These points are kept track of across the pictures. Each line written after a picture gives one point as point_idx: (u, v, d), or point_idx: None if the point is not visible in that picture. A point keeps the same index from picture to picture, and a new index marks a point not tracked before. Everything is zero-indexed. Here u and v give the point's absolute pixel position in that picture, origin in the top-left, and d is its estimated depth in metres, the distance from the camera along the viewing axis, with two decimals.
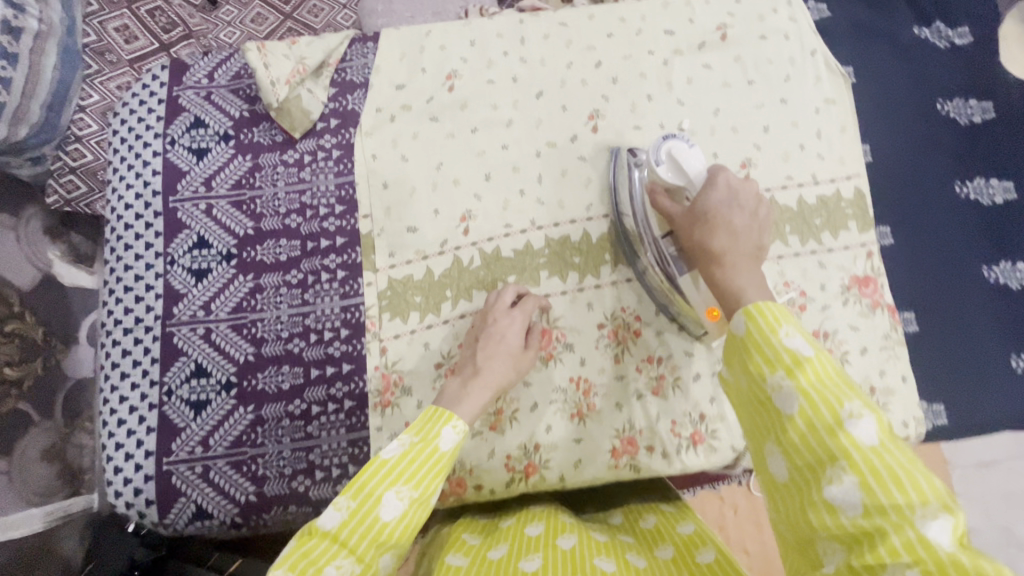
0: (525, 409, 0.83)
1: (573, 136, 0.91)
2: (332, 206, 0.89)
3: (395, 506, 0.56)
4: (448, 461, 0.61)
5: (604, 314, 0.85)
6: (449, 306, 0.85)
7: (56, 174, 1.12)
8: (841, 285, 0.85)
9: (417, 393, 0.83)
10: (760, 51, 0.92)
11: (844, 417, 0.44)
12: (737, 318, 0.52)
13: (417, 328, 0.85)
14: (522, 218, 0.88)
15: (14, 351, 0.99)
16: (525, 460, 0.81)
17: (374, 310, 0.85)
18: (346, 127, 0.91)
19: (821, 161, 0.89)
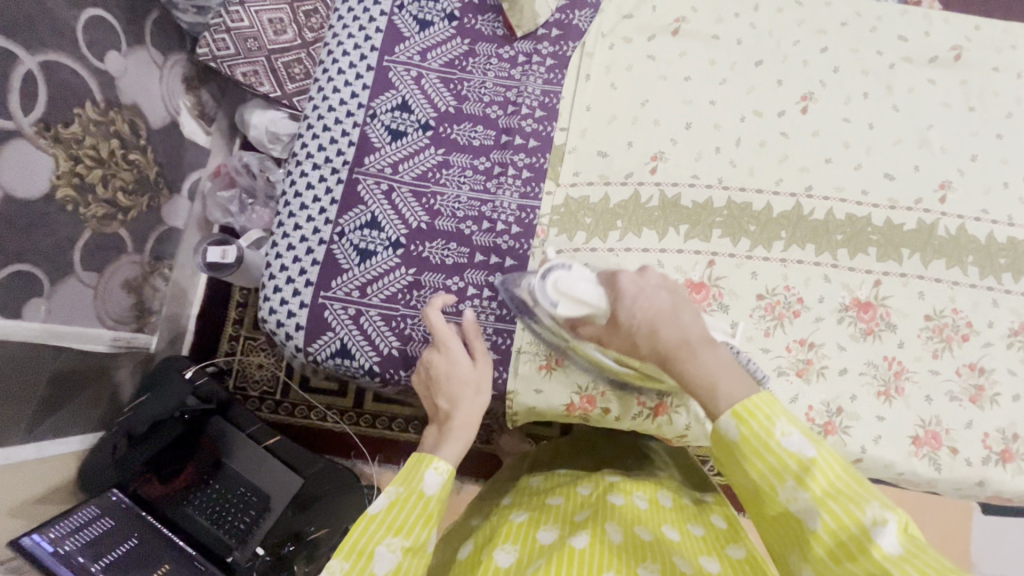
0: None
1: (781, 112, 0.91)
2: (533, 109, 0.90)
3: (388, 559, 0.53)
4: (439, 508, 0.58)
5: (765, 287, 0.85)
6: (616, 236, 0.87)
7: (213, 29, 1.22)
8: (1009, 328, 0.84)
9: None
10: (989, 81, 0.91)
11: (870, 526, 0.45)
12: (726, 421, 0.51)
13: (581, 248, 0.86)
14: (710, 174, 0.89)
15: (131, 179, 1.14)
16: (657, 399, 0.82)
17: (546, 220, 0.87)
18: (566, 40, 0.92)
19: (1020, 205, 0.88)
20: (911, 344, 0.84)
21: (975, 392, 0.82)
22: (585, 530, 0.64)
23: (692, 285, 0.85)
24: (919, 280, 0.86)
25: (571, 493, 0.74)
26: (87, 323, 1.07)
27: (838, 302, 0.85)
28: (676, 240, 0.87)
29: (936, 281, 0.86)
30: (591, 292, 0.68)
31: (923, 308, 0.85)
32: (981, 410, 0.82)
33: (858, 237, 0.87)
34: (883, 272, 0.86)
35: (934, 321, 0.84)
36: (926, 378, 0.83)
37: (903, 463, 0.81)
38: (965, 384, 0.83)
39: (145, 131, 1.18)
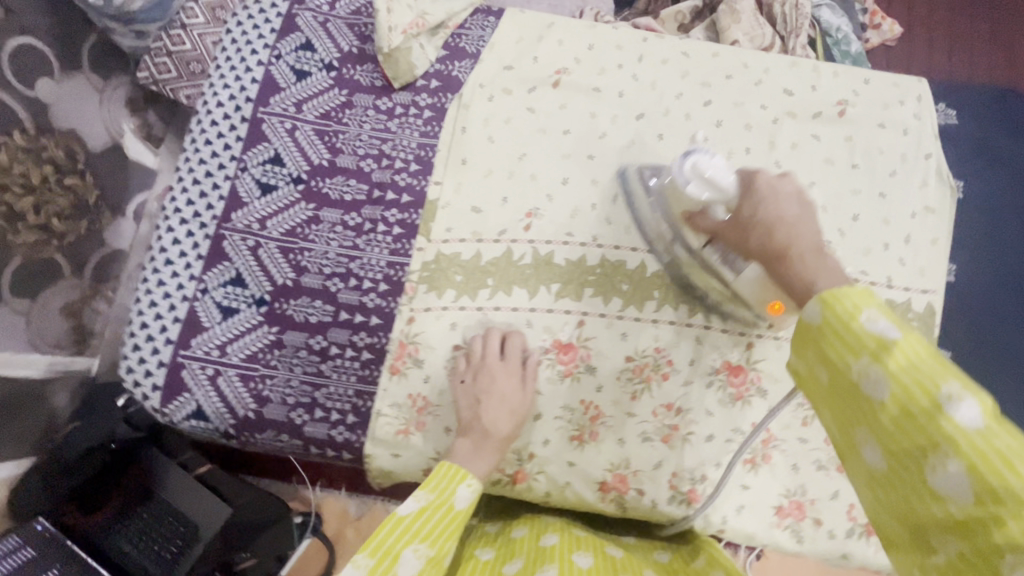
0: (529, 417, 0.81)
1: (660, 166, 0.89)
2: (408, 162, 0.89)
3: (412, 563, 0.59)
4: (460, 522, 0.66)
5: (635, 348, 0.84)
6: (486, 294, 0.85)
7: (153, 52, 1.10)
8: None
9: (427, 369, 0.83)
10: (874, 138, 0.89)
11: (942, 400, 0.39)
12: (810, 308, 0.49)
13: (449, 306, 0.85)
14: (585, 231, 0.87)
15: (66, 205, 1.06)
16: (517, 465, 0.80)
17: (415, 277, 0.85)
18: (445, 92, 0.91)
19: (900, 267, 0.86)
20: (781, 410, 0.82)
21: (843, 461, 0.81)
22: (553, 561, 0.67)
23: (562, 346, 0.84)
24: (792, 343, 0.84)
25: (535, 526, 0.79)
26: (13, 349, 0.99)
27: (709, 365, 0.83)
28: (546, 299, 0.85)
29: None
30: (724, 179, 0.75)
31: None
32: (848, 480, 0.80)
33: (733, 298, 0.85)
34: (756, 334, 0.84)
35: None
36: (793, 446, 0.82)
37: (763, 534, 0.80)
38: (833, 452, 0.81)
39: (83, 156, 1.09)
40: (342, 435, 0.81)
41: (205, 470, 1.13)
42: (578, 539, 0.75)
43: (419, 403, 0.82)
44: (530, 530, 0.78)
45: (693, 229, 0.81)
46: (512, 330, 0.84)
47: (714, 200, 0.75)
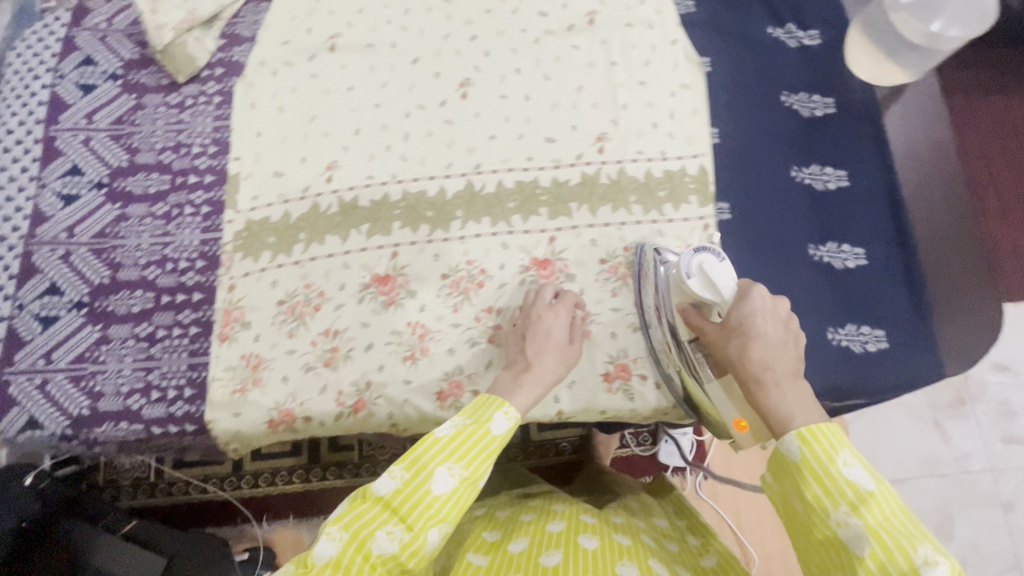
0: (360, 349, 0.86)
1: (442, 101, 0.96)
2: (206, 146, 0.93)
3: (446, 479, 0.63)
4: (497, 446, 0.67)
5: (448, 266, 0.89)
6: (301, 248, 0.89)
7: None
8: (677, 253, 0.90)
9: (254, 328, 0.86)
10: (625, 37, 0.99)
11: (920, 564, 0.50)
12: (789, 439, 0.58)
13: (268, 267, 0.88)
14: (383, 172, 0.93)
15: None
16: (356, 395, 0.84)
17: (230, 247, 0.89)
18: (230, 76, 0.96)
19: (670, 140, 0.95)
20: (591, 288, 0.89)
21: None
22: (559, 547, 0.74)
23: (381, 278, 0.89)
24: (589, 229, 0.91)
25: (546, 509, 0.85)
26: None
27: (518, 265, 0.90)
28: (358, 240, 0.90)
29: (605, 226, 0.91)
30: (728, 288, 0.71)
31: (597, 253, 0.91)
32: None
33: (529, 201, 0.92)
34: (556, 228, 0.91)
35: (607, 263, 0.90)
36: (608, 317, 0.88)
37: (598, 400, 0.85)
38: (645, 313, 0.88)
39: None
40: (182, 408, 0.83)
41: (132, 526, 1.12)
42: (586, 525, 0.80)
43: (253, 361, 0.85)
44: (540, 514, 0.84)
45: (682, 324, 0.77)
46: (331, 275, 0.88)
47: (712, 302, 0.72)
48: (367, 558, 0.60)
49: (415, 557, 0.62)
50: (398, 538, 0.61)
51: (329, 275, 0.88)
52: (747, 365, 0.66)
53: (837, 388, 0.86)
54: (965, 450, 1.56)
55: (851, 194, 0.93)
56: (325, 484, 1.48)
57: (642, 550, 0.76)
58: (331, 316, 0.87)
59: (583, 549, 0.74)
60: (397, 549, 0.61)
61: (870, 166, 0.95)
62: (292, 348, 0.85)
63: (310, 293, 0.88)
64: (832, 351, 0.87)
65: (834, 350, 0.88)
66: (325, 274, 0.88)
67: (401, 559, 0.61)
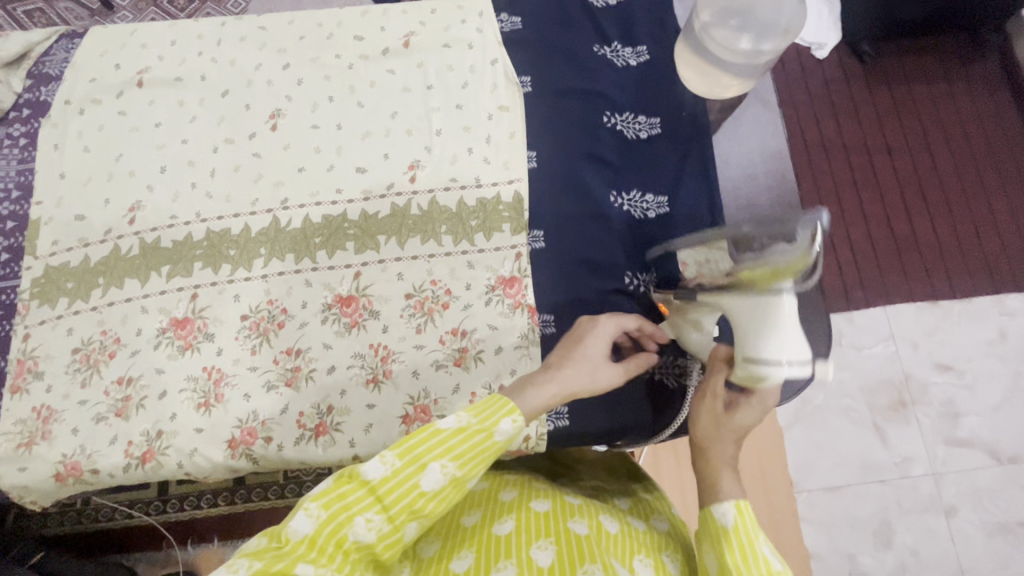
0: (153, 397, 0.83)
1: (252, 134, 0.93)
2: (8, 191, 0.92)
3: (437, 477, 0.56)
4: (496, 449, 0.59)
5: (249, 306, 0.87)
6: (99, 293, 0.87)
7: None
8: (486, 286, 0.87)
9: (47, 379, 0.85)
10: (442, 58, 0.96)
11: None
12: (725, 506, 0.57)
13: (64, 314, 0.87)
14: (188, 211, 0.91)
15: None
16: (145, 445, 0.82)
17: (26, 294, 0.87)
18: (36, 117, 0.94)
19: (486, 165, 0.92)
20: (395, 325, 0.86)
21: (459, 355, 0.85)
22: (512, 515, 0.71)
23: (179, 321, 0.86)
24: (397, 263, 0.88)
25: (498, 479, 0.82)
26: None
27: (320, 303, 0.87)
28: (158, 283, 0.88)
29: (413, 258, 0.88)
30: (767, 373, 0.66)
31: (403, 287, 0.87)
32: (466, 371, 0.84)
33: (336, 235, 0.89)
34: (362, 263, 0.88)
35: (413, 298, 0.87)
36: (411, 354, 0.85)
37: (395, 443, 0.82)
38: (450, 350, 0.85)
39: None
40: None
41: (42, 556, 1.18)
42: (537, 492, 0.77)
43: (44, 413, 0.83)
44: (492, 484, 0.80)
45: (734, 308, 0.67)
46: (128, 320, 0.86)
47: (751, 365, 0.65)
48: (340, 545, 0.54)
49: (391, 548, 0.56)
50: (377, 527, 0.55)
51: (126, 320, 0.86)
52: (716, 443, 0.63)
53: (644, 426, 0.83)
54: (906, 454, 1.38)
55: (672, 220, 0.88)
56: (252, 505, 1.43)
57: (593, 509, 0.74)
58: (126, 364, 0.85)
59: (534, 514, 0.71)
60: (374, 539, 0.55)
61: (695, 192, 0.90)
62: (84, 398, 0.84)
63: (106, 339, 0.86)
64: (642, 386, 0.84)
65: (645, 385, 0.84)
66: (121, 320, 0.86)
67: (375, 548, 0.55)
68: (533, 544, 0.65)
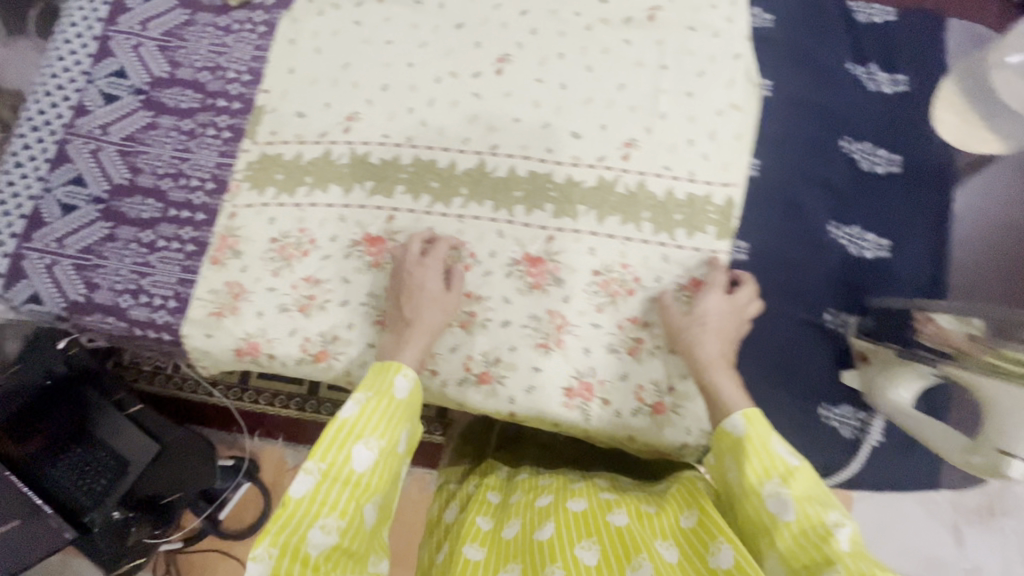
0: (335, 303, 0.86)
1: (476, 73, 0.93)
2: (241, 73, 0.95)
3: (368, 454, 0.58)
4: (404, 410, 0.63)
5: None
6: (304, 192, 0.90)
7: None
8: (675, 283, 0.84)
9: (244, 258, 0.89)
10: (683, 41, 0.91)
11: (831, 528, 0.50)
12: (779, 489, 0.53)
13: (270, 202, 0.90)
14: (400, 133, 0.91)
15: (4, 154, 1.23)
16: (321, 346, 0.85)
17: (240, 176, 0.91)
18: (279, 8, 0.97)
19: (703, 161, 0.87)
20: (576, 298, 0.85)
21: (634, 345, 0.83)
22: (551, 518, 0.61)
23: (370, 238, 0.88)
24: (592, 236, 0.86)
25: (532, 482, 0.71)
26: None
27: (508, 256, 0.87)
28: (360, 196, 0.90)
29: (608, 236, 0.86)
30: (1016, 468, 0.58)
31: (592, 263, 0.86)
32: (638, 362, 0.83)
33: (537, 193, 0.88)
34: (557, 228, 0.87)
35: (601, 276, 0.85)
36: (586, 331, 0.84)
37: (552, 411, 0.82)
38: (626, 336, 0.84)
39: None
40: (163, 318, 0.87)
41: (138, 407, 1.08)
42: (575, 491, 0.66)
43: (236, 290, 0.87)
44: (524, 488, 0.70)
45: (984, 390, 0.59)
46: (325, 224, 0.89)
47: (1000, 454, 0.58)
48: (304, 566, 0.51)
49: (359, 540, 0.54)
50: (335, 526, 0.53)
51: (323, 224, 0.89)
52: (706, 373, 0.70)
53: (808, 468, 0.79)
54: (976, 561, 1.10)
55: (889, 268, 0.83)
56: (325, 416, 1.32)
57: (631, 498, 0.64)
58: (316, 265, 0.88)
59: (573, 513, 0.61)
60: (336, 539, 0.53)
61: (919, 244, 0.84)
62: (273, 286, 0.87)
63: (302, 237, 0.89)
64: (815, 429, 0.80)
65: (818, 429, 0.80)
66: (319, 222, 0.89)
67: (342, 547, 0.53)
68: (577, 543, 0.56)
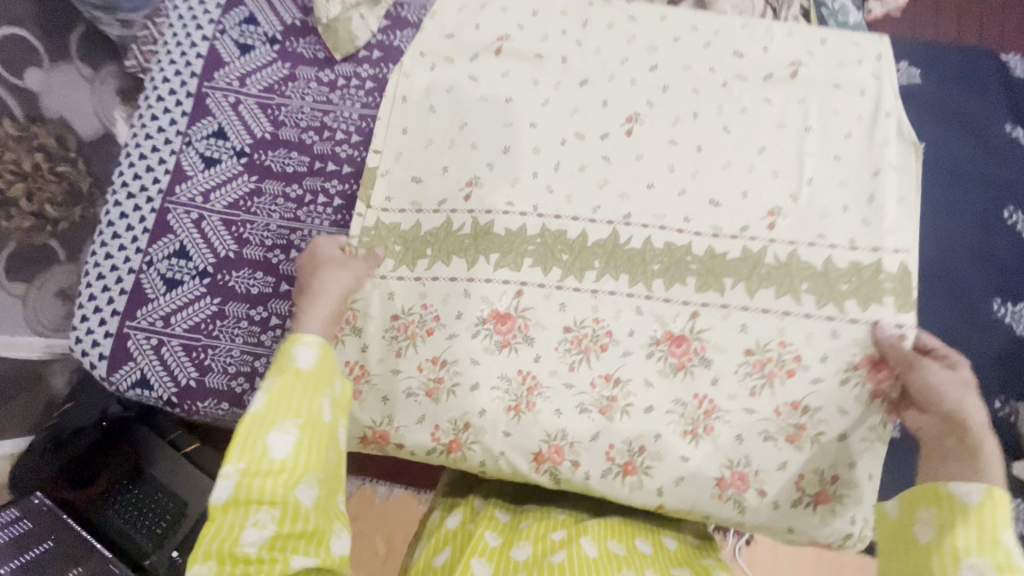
0: (465, 387, 0.80)
1: (604, 134, 0.86)
2: (349, 134, 0.89)
3: (285, 439, 0.57)
4: (315, 378, 0.61)
5: (573, 319, 0.82)
6: (424, 265, 0.84)
7: (140, 41, 1.10)
8: (847, 360, 0.78)
9: (365, 335, 0.84)
10: (827, 100, 0.85)
11: None
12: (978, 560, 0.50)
13: (388, 275, 0.85)
14: (525, 199, 0.85)
15: (58, 191, 1.07)
16: (452, 435, 0.80)
17: (351, 243, 0.85)
18: (386, 62, 0.91)
19: (863, 226, 0.81)
20: (725, 381, 0.79)
21: (795, 432, 0.78)
22: (562, 548, 0.70)
23: (499, 316, 0.82)
24: (742, 311, 0.80)
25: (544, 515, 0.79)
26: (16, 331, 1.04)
27: (649, 336, 0.81)
28: (485, 269, 0.83)
29: (762, 311, 0.80)
30: None
31: (744, 342, 0.80)
32: (799, 450, 0.78)
33: (677, 266, 0.82)
34: (702, 302, 0.81)
35: (754, 356, 0.79)
36: (737, 417, 0.78)
37: (704, 505, 0.78)
38: (784, 424, 0.78)
39: (75, 143, 1.09)
40: None
41: (193, 448, 1.11)
42: (585, 529, 0.75)
43: (356, 371, 0.84)
44: (538, 521, 0.77)
45: None
46: (448, 300, 0.83)
47: None
48: (244, 562, 0.52)
49: (299, 520, 0.54)
50: (268, 518, 0.53)
51: (447, 300, 0.83)
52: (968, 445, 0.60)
53: None
54: None
55: None
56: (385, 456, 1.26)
57: (637, 554, 0.72)
58: (442, 345, 0.81)
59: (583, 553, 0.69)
60: (274, 530, 0.53)
61: None
62: (398, 367, 0.82)
63: (426, 313, 0.83)
64: None
65: None
66: (442, 298, 0.83)
67: (285, 533, 0.53)
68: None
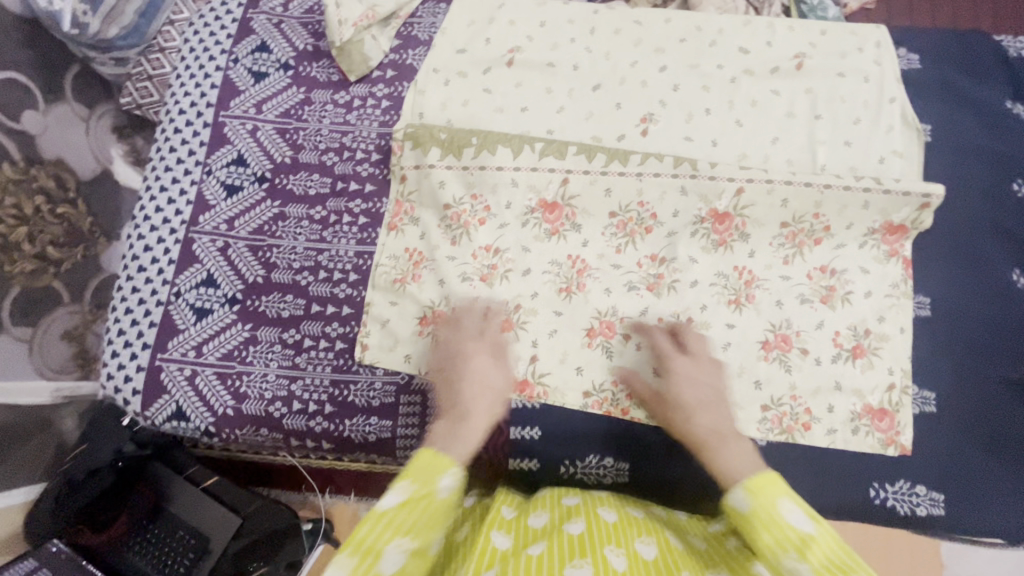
0: (517, 272, 0.83)
1: (621, 136, 0.88)
2: (369, 152, 0.90)
3: (398, 558, 0.53)
4: (440, 517, 0.56)
5: (619, 204, 0.83)
6: (471, 153, 0.84)
7: (135, 77, 1.12)
8: (867, 228, 0.81)
9: (421, 226, 0.85)
10: (834, 88, 0.88)
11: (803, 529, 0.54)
12: (789, 503, 0.56)
13: (436, 164, 0.85)
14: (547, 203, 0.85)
15: (60, 232, 1.04)
16: (505, 315, 0.81)
17: (400, 136, 0.86)
18: (400, 80, 0.92)
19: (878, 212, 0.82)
20: (761, 252, 0.82)
21: (827, 293, 0.80)
22: (580, 516, 0.64)
23: (547, 206, 0.84)
24: (785, 186, 0.80)
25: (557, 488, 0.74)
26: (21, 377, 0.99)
27: (693, 215, 0.82)
28: (530, 157, 0.84)
29: (804, 185, 0.80)
30: None
31: (781, 215, 0.81)
32: (831, 309, 0.80)
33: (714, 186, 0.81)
34: (747, 179, 0.81)
35: (788, 228, 0.81)
36: (776, 284, 0.81)
37: None
38: (816, 286, 0.81)
39: (74, 184, 1.07)
40: (320, 425, 0.82)
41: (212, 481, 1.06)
42: (601, 499, 0.70)
43: (416, 257, 0.84)
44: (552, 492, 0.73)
45: None
46: (498, 190, 0.84)
47: None
48: None
49: None
50: None
51: (498, 189, 0.84)
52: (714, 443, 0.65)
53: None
54: None
55: None
56: None
57: (656, 524, 0.67)
58: (494, 234, 0.84)
59: (604, 520, 0.64)
60: None
61: None
62: (453, 255, 0.83)
63: (476, 204, 0.84)
64: None
65: None
66: (492, 188, 0.84)
67: None
68: (606, 545, 0.58)
